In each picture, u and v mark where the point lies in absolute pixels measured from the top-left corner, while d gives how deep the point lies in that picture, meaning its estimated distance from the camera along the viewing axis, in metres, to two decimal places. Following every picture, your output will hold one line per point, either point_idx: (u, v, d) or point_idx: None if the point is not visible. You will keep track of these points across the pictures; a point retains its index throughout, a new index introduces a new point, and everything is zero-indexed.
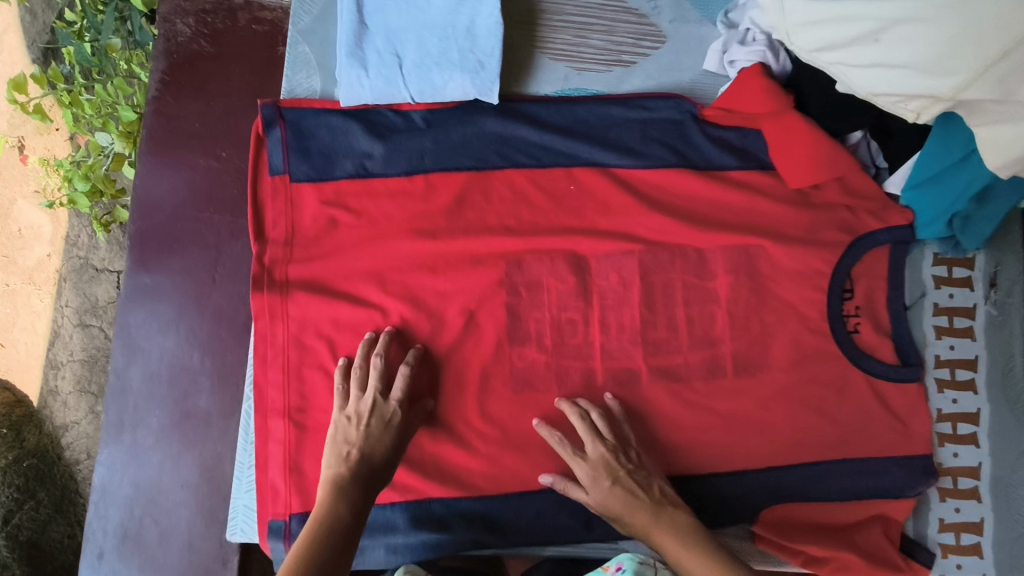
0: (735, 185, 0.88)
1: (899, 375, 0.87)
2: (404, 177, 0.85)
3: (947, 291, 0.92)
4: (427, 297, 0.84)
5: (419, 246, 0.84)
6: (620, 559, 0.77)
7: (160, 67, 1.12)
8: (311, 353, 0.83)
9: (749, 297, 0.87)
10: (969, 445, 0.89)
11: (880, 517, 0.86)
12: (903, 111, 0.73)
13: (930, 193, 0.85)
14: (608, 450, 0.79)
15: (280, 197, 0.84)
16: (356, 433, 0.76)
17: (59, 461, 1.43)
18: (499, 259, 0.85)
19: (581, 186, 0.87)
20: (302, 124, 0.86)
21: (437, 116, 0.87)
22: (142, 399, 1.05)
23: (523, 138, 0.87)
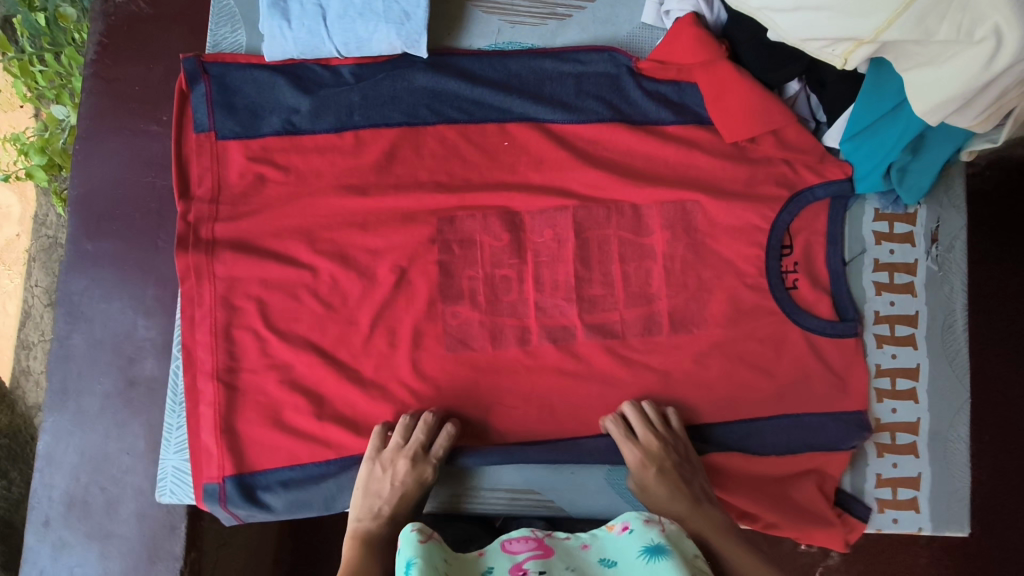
0: (671, 140, 0.87)
1: (836, 330, 0.87)
2: (332, 133, 0.84)
3: (888, 247, 0.91)
4: (358, 255, 0.83)
5: (349, 203, 0.83)
6: (626, 517, 0.59)
7: (98, 29, 1.10)
8: (240, 312, 0.82)
9: (685, 253, 0.87)
10: (906, 401, 0.89)
11: (815, 471, 0.86)
12: (831, 56, 0.72)
13: (866, 144, 0.83)
14: (660, 449, 0.78)
15: (206, 153, 0.83)
16: (389, 490, 0.76)
17: (32, 441, 1.42)
18: (431, 216, 0.84)
19: (516, 142, 0.86)
20: (227, 78, 0.85)
21: (366, 71, 0.86)
22: (85, 365, 1.04)
23: (454, 92, 0.86)
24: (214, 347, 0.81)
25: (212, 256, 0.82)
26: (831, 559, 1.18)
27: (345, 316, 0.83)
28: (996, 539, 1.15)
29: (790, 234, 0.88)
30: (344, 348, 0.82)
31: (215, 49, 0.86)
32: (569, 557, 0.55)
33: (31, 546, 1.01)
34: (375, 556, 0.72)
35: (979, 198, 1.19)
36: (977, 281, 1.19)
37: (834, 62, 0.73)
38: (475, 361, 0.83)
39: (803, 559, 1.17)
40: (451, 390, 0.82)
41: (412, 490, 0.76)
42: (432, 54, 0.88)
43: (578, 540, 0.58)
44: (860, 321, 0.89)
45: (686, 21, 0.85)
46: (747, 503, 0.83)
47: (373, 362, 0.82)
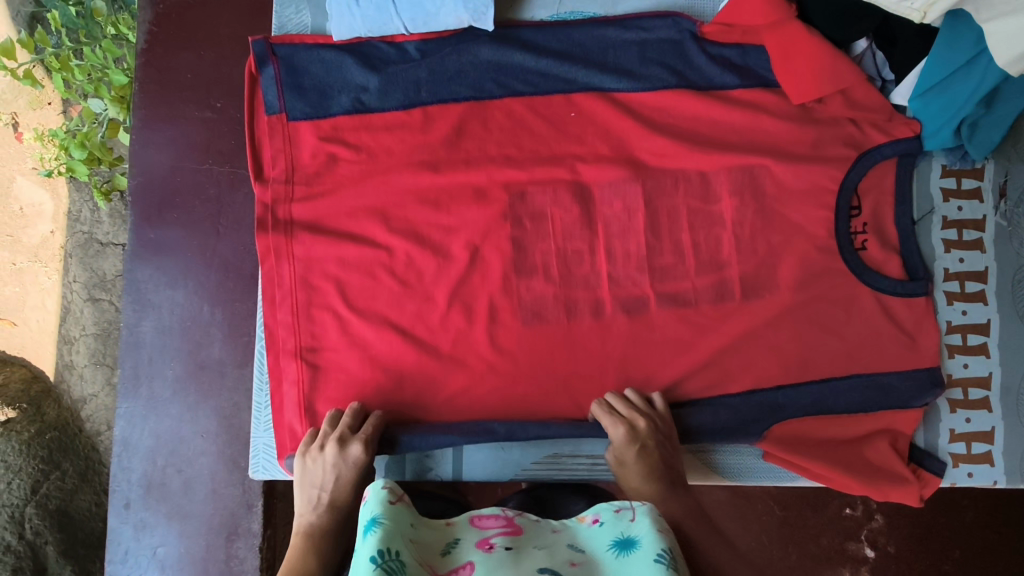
0: (736, 105, 0.86)
1: (906, 290, 0.86)
2: (401, 110, 0.85)
3: (956, 203, 0.91)
4: (431, 232, 0.84)
5: (419, 180, 0.84)
6: (597, 511, 0.61)
7: (147, 18, 1.10)
8: (319, 292, 0.83)
9: (754, 219, 0.86)
10: (978, 356, 0.89)
11: (887, 430, 0.87)
12: (908, 11, 0.70)
13: (937, 100, 0.83)
14: (642, 431, 0.78)
15: (279, 134, 0.84)
16: (322, 478, 0.75)
17: (80, 433, 1.44)
18: (503, 191, 0.84)
19: (583, 112, 0.86)
20: (295, 60, 0.86)
21: (431, 46, 0.86)
22: (155, 352, 1.06)
23: (519, 65, 0.87)
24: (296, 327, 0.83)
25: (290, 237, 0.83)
26: (875, 522, 1.15)
27: (421, 293, 0.83)
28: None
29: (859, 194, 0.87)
30: (420, 326, 0.83)
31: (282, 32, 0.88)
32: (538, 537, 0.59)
33: (114, 528, 1.04)
34: (316, 547, 0.71)
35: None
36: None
37: (910, 17, 0.71)
38: (550, 332, 0.83)
39: (848, 522, 1.14)
40: (527, 362, 0.83)
41: (345, 475, 0.76)
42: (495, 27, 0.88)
43: (549, 524, 0.62)
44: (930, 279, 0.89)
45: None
46: (822, 464, 0.84)
47: (450, 337, 0.83)
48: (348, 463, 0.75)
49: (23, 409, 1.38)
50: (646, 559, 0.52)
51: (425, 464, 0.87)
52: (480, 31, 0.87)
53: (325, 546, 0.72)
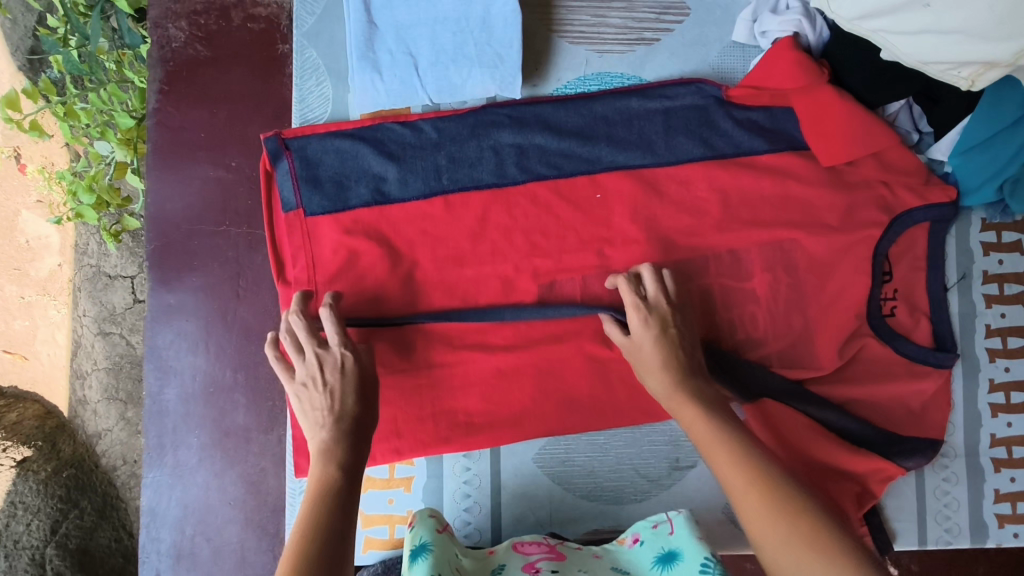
0: (766, 171, 0.83)
1: (938, 359, 0.84)
2: (423, 200, 0.82)
3: (996, 257, 0.88)
4: (461, 335, 0.82)
5: (443, 265, 0.82)
6: (637, 530, 0.76)
7: (157, 77, 1.08)
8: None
9: (788, 292, 0.83)
10: (1021, 414, 0.87)
11: (863, 480, 0.81)
12: (955, 79, 0.68)
13: (978, 160, 0.80)
14: (662, 308, 0.76)
15: (297, 231, 0.81)
16: (316, 395, 0.72)
17: (96, 469, 1.41)
18: (531, 280, 0.82)
19: (608, 195, 0.83)
20: (308, 151, 0.83)
21: (448, 124, 0.83)
22: (180, 420, 1.04)
23: (540, 147, 0.84)
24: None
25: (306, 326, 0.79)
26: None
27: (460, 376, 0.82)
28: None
29: (895, 260, 0.85)
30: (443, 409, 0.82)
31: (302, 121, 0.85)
32: (581, 562, 0.72)
33: None
34: (333, 459, 0.68)
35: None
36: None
37: (957, 84, 0.69)
38: (580, 409, 0.82)
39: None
40: None
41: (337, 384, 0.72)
42: (514, 101, 0.85)
43: (591, 550, 0.75)
44: (969, 335, 0.87)
45: (774, 56, 0.82)
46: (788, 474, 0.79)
47: (477, 417, 0.81)
48: (335, 365, 0.73)
49: (38, 446, 1.36)
50: (693, 569, 0.66)
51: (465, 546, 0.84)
52: (498, 107, 0.85)
53: (346, 454, 0.69)
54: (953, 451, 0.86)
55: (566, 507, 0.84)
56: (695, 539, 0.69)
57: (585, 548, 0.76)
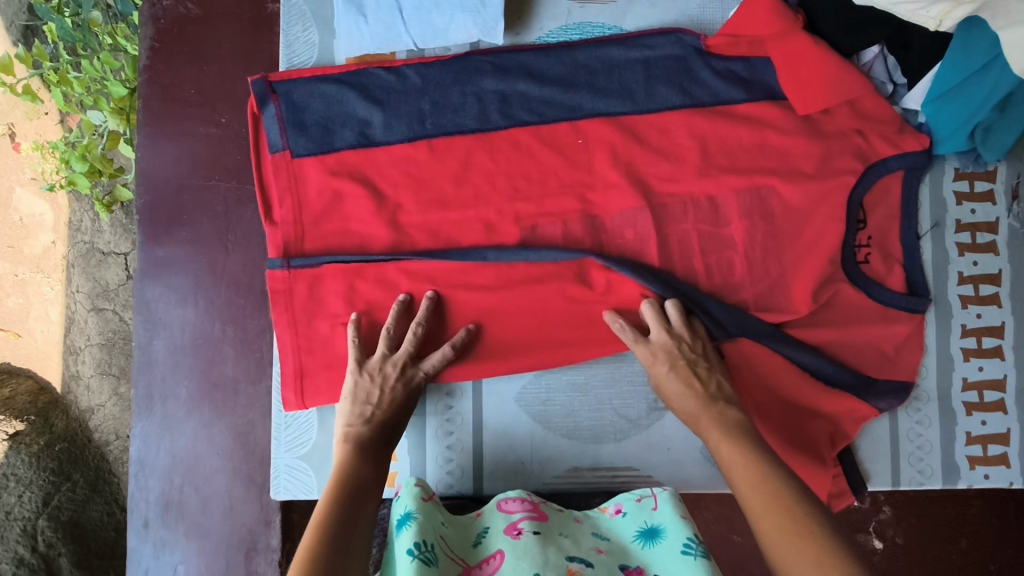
0: (743, 119, 0.85)
1: (908, 304, 0.86)
2: (407, 143, 0.83)
3: (969, 206, 0.90)
4: (445, 281, 0.82)
5: (427, 209, 0.83)
6: (619, 502, 0.74)
7: (149, 34, 1.09)
8: (325, 320, 0.82)
9: (765, 238, 0.85)
10: (993, 358, 0.89)
11: (834, 419, 0.85)
12: (925, 19, 0.70)
13: (949, 105, 0.82)
14: (663, 342, 0.79)
15: (284, 172, 0.82)
16: (380, 395, 0.77)
17: (89, 444, 1.39)
18: (513, 224, 0.83)
19: (589, 140, 0.85)
20: (294, 96, 0.84)
21: (432, 70, 0.85)
22: (168, 371, 1.06)
23: (523, 94, 0.85)
24: (298, 349, 0.83)
25: (292, 264, 0.81)
26: (882, 514, 1.10)
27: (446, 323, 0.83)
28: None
29: (872, 206, 0.87)
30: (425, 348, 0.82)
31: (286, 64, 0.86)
32: (562, 526, 0.68)
33: (133, 548, 1.04)
34: (363, 453, 0.72)
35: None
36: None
37: (927, 25, 0.71)
38: (560, 349, 0.84)
39: (856, 514, 1.09)
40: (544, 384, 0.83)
41: (398, 395, 0.78)
42: (497, 49, 0.87)
43: (572, 514, 0.72)
44: (943, 281, 0.89)
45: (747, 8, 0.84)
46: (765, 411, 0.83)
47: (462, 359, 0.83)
48: (407, 391, 0.79)
49: (31, 420, 1.34)
50: (675, 549, 0.62)
51: (446, 481, 0.86)
52: (481, 55, 0.86)
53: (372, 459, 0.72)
54: (926, 395, 0.88)
55: (546, 446, 0.86)
56: (681, 519, 0.66)
57: (565, 510, 0.73)
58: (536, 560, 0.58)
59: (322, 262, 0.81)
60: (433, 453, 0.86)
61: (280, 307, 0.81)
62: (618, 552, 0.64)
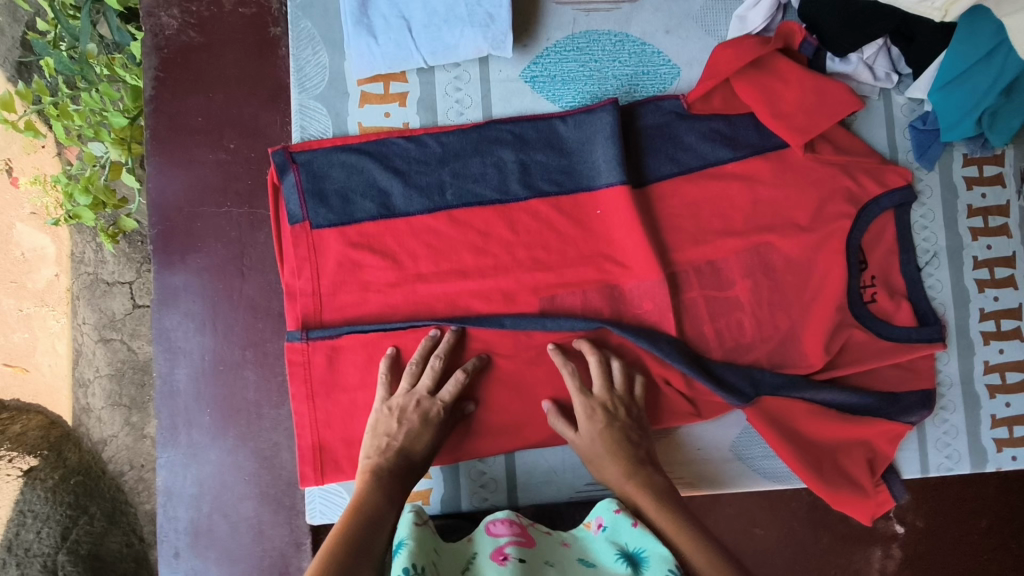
0: (747, 120, 0.87)
1: (923, 334, 0.87)
2: (426, 214, 0.83)
3: (979, 190, 0.91)
4: (468, 299, 0.83)
5: (445, 278, 0.83)
6: (601, 514, 0.70)
7: (153, 64, 1.10)
8: (343, 393, 0.81)
9: (777, 235, 0.87)
10: (1013, 340, 0.90)
11: (868, 443, 0.86)
12: (929, 10, 0.72)
13: (957, 92, 0.82)
14: (603, 398, 0.79)
15: (302, 243, 0.81)
16: (397, 426, 0.76)
17: (104, 475, 1.35)
18: (531, 295, 0.83)
19: (607, 211, 0.84)
20: (314, 164, 0.82)
21: (452, 140, 0.84)
22: (191, 399, 1.05)
23: (542, 163, 0.85)
24: (315, 423, 0.80)
25: (310, 335, 0.80)
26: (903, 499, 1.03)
27: (470, 345, 0.82)
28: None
29: (874, 239, 0.89)
30: None
31: (303, 135, 0.83)
32: (547, 552, 0.64)
33: None
34: (380, 484, 0.70)
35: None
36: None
37: (929, 15, 0.73)
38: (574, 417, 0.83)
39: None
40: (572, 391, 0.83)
41: (417, 428, 0.76)
42: (516, 117, 0.85)
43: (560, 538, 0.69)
44: (959, 268, 0.90)
45: (743, 36, 0.85)
46: (798, 454, 0.83)
47: (490, 375, 0.82)
48: (425, 422, 0.77)
49: (44, 455, 1.30)
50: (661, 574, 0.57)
51: (480, 495, 0.86)
52: (501, 123, 0.85)
53: (390, 488, 0.70)
54: (949, 380, 0.89)
55: (576, 457, 0.86)
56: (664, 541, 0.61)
57: (554, 533, 0.70)
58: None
59: (341, 332, 0.80)
60: (464, 471, 0.86)
61: (297, 381, 0.80)
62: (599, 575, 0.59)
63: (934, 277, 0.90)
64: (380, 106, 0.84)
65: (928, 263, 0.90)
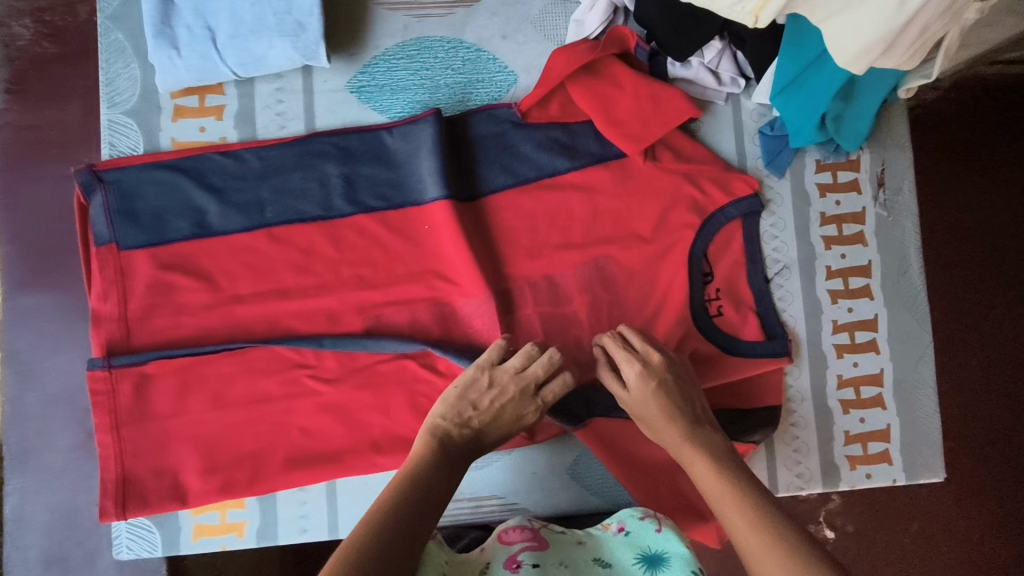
0: (586, 129, 0.84)
1: (768, 350, 0.84)
2: (244, 233, 0.79)
3: (833, 198, 0.88)
4: (289, 321, 0.80)
5: (263, 300, 0.79)
6: (621, 518, 0.72)
7: (4, 76, 1.06)
8: (153, 421, 0.78)
9: (617, 249, 0.83)
10: (867, 353, 0.87)
11: (715, 465, 0.81)
12: (741, 15, 0.67)
13: (796, 96, 0.79)
14: (651, 359, 0.75)
15: (110, 265, 0.78)
16: (488, 402, 0.72)
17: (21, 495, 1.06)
18: (356, 315, 0.80)
19: (435, 225, 0.81)
20: (125, 183, 0.79)
21: (272, 154, 0.80)
22: (43, 423, 1.00)
23: (369, 176, 0.81)
24: (122, 453, 0.78)
25: (114, 363, 0.77)
26: (832, 503, 1.08)
27: (289, 368, 0.79)
28: (982, 411, 1.11)
29: (721, 250, 0.86)
30: (254, 403, 0.79)
31: (112, 152, 0.80)
32: (563, 551, 0.67)
33: None
34: (433, 462, 0.66)
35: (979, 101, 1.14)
36: (1007, 177, 1.14)
37: (744, 19, 0.68)
38: (402, 441, 0.80)
39: (804, 508, 1.06)
40: (400, 414, 0.80)
41: (508, 413, 0.73)
42: (341, 129, 0.82)
43: (575, 536, 0.71)
44: (810, 278, 0.88)
45: (578, 41, 0.82)
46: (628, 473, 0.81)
47: (312, 400, 0.79)
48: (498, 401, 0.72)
49: None
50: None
51: (300, 525, 0.81)
52: (324, 135, 0.81)
53: (445, 465, 0.66)
54: (800, 395, 0.86)
55: None
56: (683, 543, 0.66)
57: (567, 533, 0.72)
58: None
59: (147, 357, 0.77)
60: (283, 501, 0.81)
61: (101, 411, 0.77)
62: None
63: (784, 288, 0.87)
64: (195, 121, 0.81)
65: (778, 274, 0.88)
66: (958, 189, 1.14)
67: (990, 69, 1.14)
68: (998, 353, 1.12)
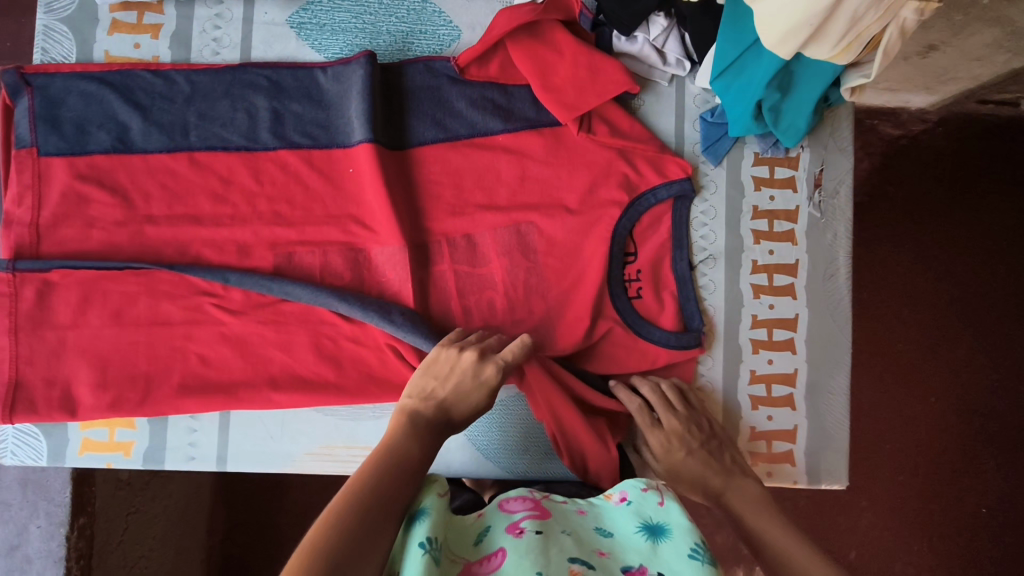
0: (523, 94, 0.84)
1: (680, 342, 0.82)
2: (164, 153, 0.79)
3: (768, 193, 0.87)
4: (199, 247, 0.79)
5: (176, 223, 0.79)
6: (625, 487, 0.63)
7: None
8: (52, 330, 0.77)
9: (541, 217, 0.82)
10: (784, 351, 0.86)
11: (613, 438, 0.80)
12: None
13: (734, 81, 0.77)
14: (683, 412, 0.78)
15: (27, 170, 0.77)
16: (449, 371, 0.69)
17: None
18: (267, 250, 0.79)
19: (358, 169, 0.80)
20: (52, 90, 0.79)
21: (203, 79, 0.81)
22: None
23: (296, 113, 0.81)
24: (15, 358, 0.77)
25: (18, 267, 0.76)
26: None
27: (195, 294, 0.78)
28: (929, 436, 1.20)
29: (648, 230, 0.84)
30: (154, 324, 0.78)
31: (43, 58, 0.81)
32: (565, 520, 0.59)
33: None
34: (406, 428, 0.62)
35: (970, 138, 1.20)
36: (979, 212, 1.22)
37: None
38: (296, 382, 0.78)
39: None
40: (299, 355, 0.79)
41: (468, 376, 0.69)
42: (274, 63, 0.82)
43: (574, 505, 0.62)
44: (736, 270, 0.86)
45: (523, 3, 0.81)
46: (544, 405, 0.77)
47: (212, 329, 0.78)
48: (459, 368, 0.69)
49: None
50: (681, 552, 0.54)
51: (187, 454, 0.80)
52: (256, 67, 0.82)
53: (417, 431, 0.63)
54: (711, 385, 0.85)
55: (299, 421, 0.81)
56: (687, 516, 0.58)
57: (568, 502, 0.63)
58: (538, 560, 0.50)
59: (51, 266, 0.76)
60: (175, 426, 0.80)
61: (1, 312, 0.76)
62: (620, 552, 0.55)
63: (708, 277, 0.86)
64: (130, 37, 0.82)
65: (703, 262, 0.86)
66: (930, 224, 1.22)
67: (985, 109, 1.18)
68: (958, 383, 1.20)
